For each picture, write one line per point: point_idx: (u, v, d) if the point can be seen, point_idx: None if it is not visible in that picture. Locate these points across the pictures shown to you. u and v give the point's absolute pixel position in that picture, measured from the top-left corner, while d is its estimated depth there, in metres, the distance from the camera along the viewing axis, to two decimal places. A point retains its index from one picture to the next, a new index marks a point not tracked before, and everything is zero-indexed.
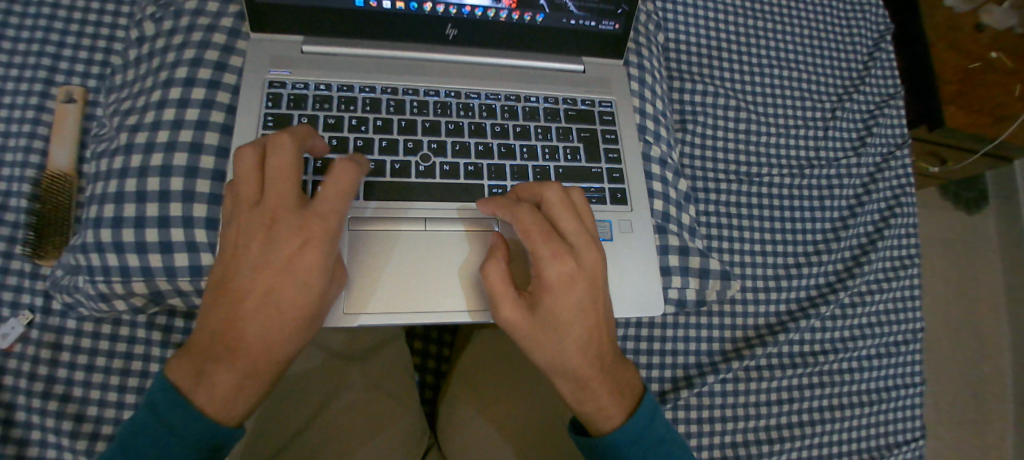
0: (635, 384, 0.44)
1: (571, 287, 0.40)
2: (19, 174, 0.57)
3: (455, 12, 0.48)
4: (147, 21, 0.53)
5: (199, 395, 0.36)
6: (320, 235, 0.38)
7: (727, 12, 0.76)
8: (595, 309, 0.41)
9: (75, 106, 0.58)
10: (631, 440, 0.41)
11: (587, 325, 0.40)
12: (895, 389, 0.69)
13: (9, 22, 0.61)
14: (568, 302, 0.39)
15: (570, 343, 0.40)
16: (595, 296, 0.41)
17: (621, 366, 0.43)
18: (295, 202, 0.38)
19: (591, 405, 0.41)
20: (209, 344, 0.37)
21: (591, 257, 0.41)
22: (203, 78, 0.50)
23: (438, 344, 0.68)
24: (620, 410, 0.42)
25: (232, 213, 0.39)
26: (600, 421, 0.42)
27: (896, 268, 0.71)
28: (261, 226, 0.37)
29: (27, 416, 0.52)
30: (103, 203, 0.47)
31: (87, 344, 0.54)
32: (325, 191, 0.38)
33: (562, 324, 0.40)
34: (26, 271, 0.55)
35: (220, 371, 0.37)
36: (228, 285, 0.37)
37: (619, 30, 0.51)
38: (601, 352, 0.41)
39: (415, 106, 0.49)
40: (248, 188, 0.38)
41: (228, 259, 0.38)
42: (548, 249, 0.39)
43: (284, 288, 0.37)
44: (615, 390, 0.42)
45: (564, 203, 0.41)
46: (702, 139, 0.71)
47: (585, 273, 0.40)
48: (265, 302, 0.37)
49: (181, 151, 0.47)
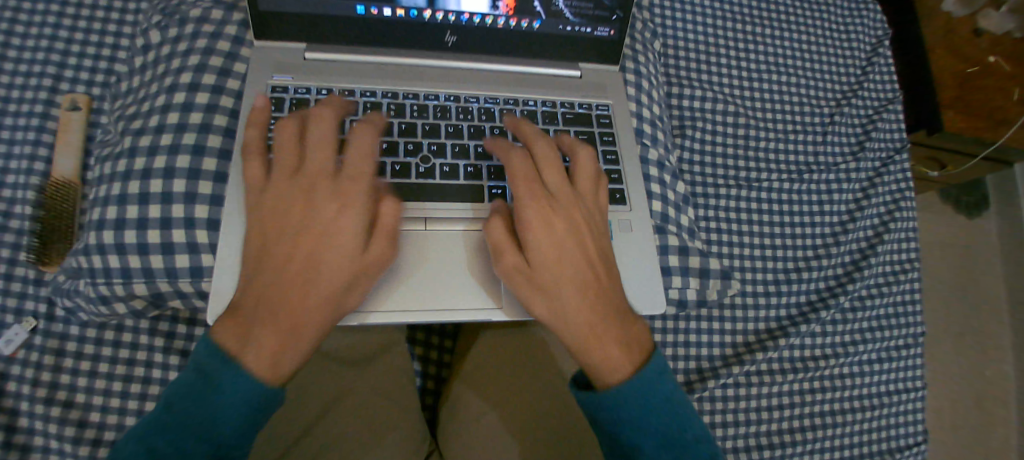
0: (642, 339, 0.42)
1: (556, 226, 0.42)
2: (24, 181, 0.58)
3: (454, 19, 0.49)
4: (151, 30, 0.54)
5: (246, 356, 0.35)
6: (355, 194, 0.40)
7: (724, 18, 0.77)
8: (583, 249, 0.42)
9: (79, 114, 0.59)
10: (641, 394, 0.38)
11: (576, 263, 0.42)
12: (897, 393, 0.69)
13: (16, 31, 0.62)
14: (554, 239, 0.41)
15: (562, 279, 0.41)
16: (581, 236, 0.43)
17: (625, 318, 0.42)
18: (331, 170, 0.41)
19: (596, 356, 0.40)
20: (251, 308, 0.37)
21: (573, 205, 0.44)
22: (206, 84, 0.51)
23: (439, 350, 0.68)
24: (627, 360, 0.40)
25: (264, 188, 0.41)
26: (606, 375, 0.40)
27: (896, 271, 0.72)
28: (299, 193, 0.40)
29: (30, 422, 0.52)
30: (106, 209, 0.47)
31: (89, 350, 0.54)
32: (360, 155, 0.41)
33: (551, 261, 0.41)
34: (30, 276, 0.56)
35: (269, 329, 0.36)
36: (267, 252, 0.39)
37: (615, 36, 0.52)
38: (598, 297, 0.41)
39: (415, 109, 0.50)
40: (286, 160, 0.41)
41: (264, 228, 0.39)
42: (532, 194, 0.42)
43: (322, 247, 0.39)
44: (618, 340, 0.40)
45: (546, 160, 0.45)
46: (701, 144, 0.71)
47: (567, 217, 0.43)
48: (305, 263, 0.39)
49: (183, 157, 0.48)
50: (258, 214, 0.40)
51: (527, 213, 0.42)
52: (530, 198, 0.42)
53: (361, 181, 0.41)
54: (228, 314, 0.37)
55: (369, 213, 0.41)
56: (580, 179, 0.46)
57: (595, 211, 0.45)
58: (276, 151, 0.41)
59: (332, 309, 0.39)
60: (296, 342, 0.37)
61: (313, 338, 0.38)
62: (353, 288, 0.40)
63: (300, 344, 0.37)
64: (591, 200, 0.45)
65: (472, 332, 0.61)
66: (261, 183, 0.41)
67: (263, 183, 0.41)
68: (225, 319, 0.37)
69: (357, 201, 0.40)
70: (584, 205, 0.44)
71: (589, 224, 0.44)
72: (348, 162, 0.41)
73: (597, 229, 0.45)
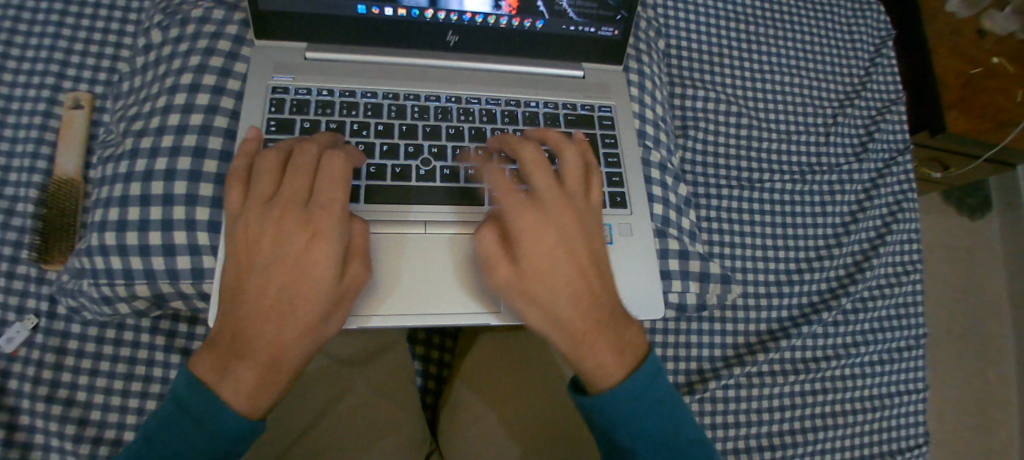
0: (639, 343, 0.40)
1: (542, 231, 0.40)
2: (26, 180, 0.58)
3: (455, 19, 0.49)
4: (154, 30, 0.54)
5: (221, 389, 0.36)
6: (328, 223, 0.39)
7: (727, 18, 0.76)
8: (573, 253, 0.40)
9: (81, 112, 0.59)
10: (630, 399, 0.38)
11: (567, 269, 0.40)
12: (898, 395, 0.69)
13: (18, 29, 0.62)
14: (541, 246, 0.39)
15: (551, 288, 0.39)
16: (570, 240, 0.40)
17: (620, 321, 0.40)
18: (306, 197, 0.39)
19: (587, 362, 0.39)
20: (227, 342, 0.37)
21: (561, 208, 0.41)
22: (207, 85, 0.51)
23: (440, 349, 0.68)
24: (620, 367, 0.39)
25: (240, 215, 0.40)
26: (599, 380, 0.39)
27: (899, 273, 0.71)
28: (271, 221, 0.39)
29: (31, 420, 0.52)
30: (108, 209, 0.47)
31: (91, 348, 0.54)
32: (333, 181, 0.40)
33: (539, 269, 0.39)
34: (31, 275, 0.56)
35: (243, 363, 0.36)
36: (242, 282, 0.38)
37: (618, 36, 0.52)
38: (591, 301, 0.40)
39: (416, 111, 0.49)
40: (263, 186, 0.40)
41: (240, 258, 0.39)
42: (516, 200, 0.40)
43: (295, 278, 0.38)
44: (612, 345, 0.39)
45: (532, 161, 0.43)
46: (704, 145, 0.71)
47: (553, 220, 0.41)
48: (278, 294, 0.38)
49: (184, 157, 0.48)
50: (234, 243, 0.39)
51: (513, 221, 0.40)
52: (515, 204, 0.40)
53: (332, 208, 0.39)
54: (205, 346, 0.37)
55: (343, 242, 0.39)
56: (570, 178, 0.44)
57: (586, 210, 0.43)
58: (253, 178, 0.40)
59: (309, 339, 0.38)
60: (274, 375, 0.37)
61: (291, 369, 0.38)
62: (331, 315, 0.39)
63: (278, 376, 0.37)
64: (582, 200, 0.43)
65: (474, 333, 0.61)
66: (239, 211, 0.40)
67: (239, 210, 0.40)
68: (203, 352, 0.37)
69: (328, 230, 0.38)
70: (574, 205, 0.42)
71: (580, 226, 0.42)
72: (322, 190, 0.39)
73: (589, 229, 0.42)
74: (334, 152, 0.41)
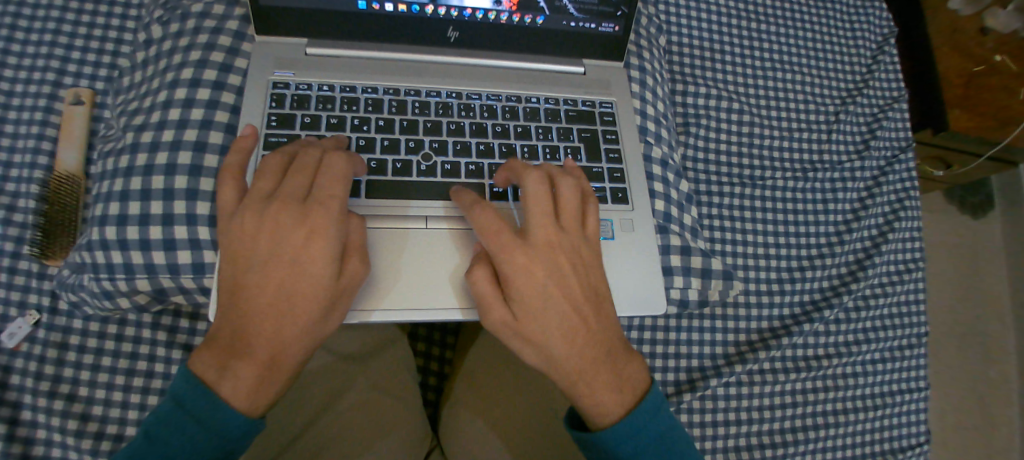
0: (637, 376, 0.42)
1: (537, 277, 0.39)
2: (27, 175, 0.58)
3: (456, 15, 0.49)
4: (154, 26, 0.54)
5: (222, 385, 0.36)
6: (326, 221, 0.39)
7: (729, 15, 0.76)
8: (569, 297, 0.40)
9: (82, 109, 0.59)
10: (631, 436, 0.39)
11: (564, 313, 0.40)
12: (900, 393, 0.69)
13: (19, 25, 0.62)
14: (538, 294, 0.39)
15: (548, 334, 0.39)
16: (567, 283, 0.40)
17: (618, 356, 0.41)
18: (304, 194, 0.40)
19: (586, 402, 0.40)
20: (227, 337, 0.37)
21: (558, 251, 0.41)
22: (207, 80, 0.51)
23: (441, 346, 0.68)
24: (617, 405, 0.40)
25: (237, 210, 0.39)
26: (597, 418, 0.41)
27: (900, 271, 0.71)
28: (269, 217, 0.38)
29: (32, 415, 0.53)
30: (108, 204, 0.47)
31: (92, 344, 0.54)
32: (333, 179, 0.40)
33: (536, 315, 0.39)
34: (33, 270, 0.56)
35: (244, 360, 0.36)
36: (240, 278, 0.38)
37: (619, 32, 0.52)
38: (589, 343, 0.40)
39: (417, 106, 0.49)
40: (262, 184, 0.40)
41: (237, 253, 0.38)
42: (511, 247, 0.39)
43: (294, 274, 0.38)
44: (612, 386, 0.40)
45: (531, 201, 0.41)
46: (705, 142, 0.71)
47: (548, 264, 0.40)
48: (276, 290, 0.37)
49: (185, 153, 0.48)
50: (231, 241, 0.38)
51: (505, 269, 0.39)
52: (508, 250, 0.39)
53: (330, 205, 0.39)
54: (205, 343, 0.37)
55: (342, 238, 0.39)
56: (569, 215, 0.43)
57: (583, 243, 0.43)
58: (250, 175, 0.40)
59: (308, 335, 0.38)
60: (274, 370, 0.37)
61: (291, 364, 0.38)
62: (330, 311, 0.39)
63: (277, 371, 0.37)
64: (577, 234, 0.43)
65: (476, 329, 0.61)
66: (234, 207, 0.40)
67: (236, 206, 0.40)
68: (203, 348, 0.37)
69: (327, 226, 0.39)
70: (569, 243, 0.42)
71: (575, 266, 0.41)
72: (321, 189, 0.40)
73: (586, 265, 0.42)
74: (333, 153, 0.42)
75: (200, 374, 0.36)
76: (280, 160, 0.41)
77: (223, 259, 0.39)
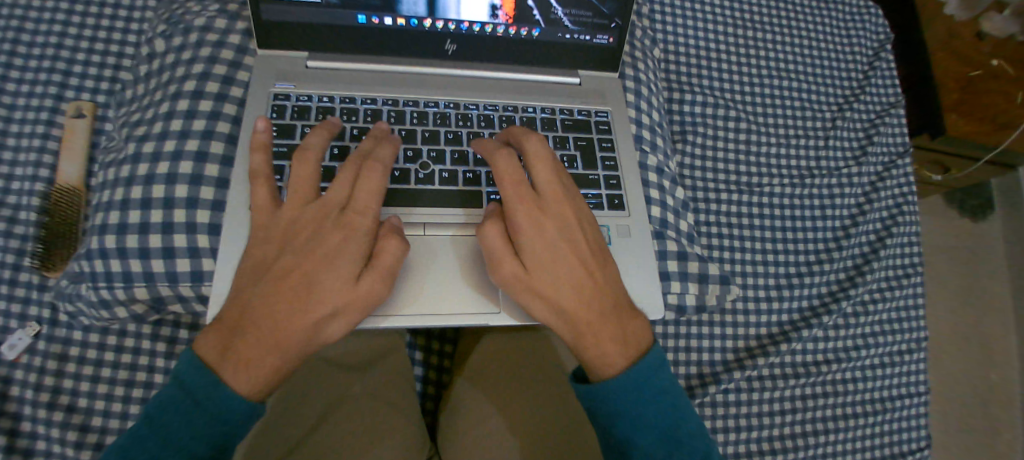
0: (642, 333, 0.42)
1: (545, 230, 0.41)
2: (29, 187, 0.58)
3: (453, 28, 0.49)
4: (155, 38, 0.54)
5: (224, 368, 0.36)
6: (360, 227, 0.41)
7: (725, 23, 0.77)
8: (576, 251, 0.42)
9: (84, 121, 0.60)
10: (633, 386, 0.39)
11: (571, 264, 0.41)
12: (899, 399, 0.69)
13: (22, 39, 0.63)
14: (543, 240, 0.41)
15: (555, 283, 0.40)
16: (572, 236, 0.42)
17: (623, 312, 0.42)
18: (342, 203, 0.42)
19: (590, 352, 0.40)
20: (237, 324, 0.38)
21: (564, 203, 0.43)
22: (208, 92, 0.51)
23: (440, 354, 0.67)
24: (620, 356, 0.40)
25: (274, 206, 0.41)
26: (601, 368, 0.40)
27: (899, 277, 0.71)
28: (307, 221, 0.41)
29: (33, 426, 0.53)
30: (108, 215, 0.48)
31: (92, 355, 0.55)
32: (370, 194, 0.42)
33: (544, 264, 0.40)
34: (35, 281, 0.56)
35: (248, 343, 0.37)
36: (267, 272, 0.39)
37: (614, 44, 0.52)
38: (594, 296, 0.41)
39: (415, 116, 0.50)
40: (302, 186, 0.41)
41: (268, 248, 0.40)
42: (519, 195, 0.41)
43: (316, 276, 0.39)
44: (615, 335, 0.40)
45: (534, 158, 0.43)
46: (702, 150, 0.71)
47: (557, 219, 0.42)
48: (296, 288, 0.39)
49: (185, 164, 0.48)
50: (266, 236, 0.40)
51: (516, 221, 0.41)
52: (519, 202, 0.41)
53: (364, 218, 0.41)
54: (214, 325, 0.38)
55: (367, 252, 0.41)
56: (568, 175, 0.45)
57: (589, 211, 0.45)
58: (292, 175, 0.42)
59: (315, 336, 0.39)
60: (273, 365, 0.38)
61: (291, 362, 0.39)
62: (336, 318, 0.39)
63: (276, 367, 0.38)
64: (583, 201, 0.45)
65: (475, 335, 0.62)
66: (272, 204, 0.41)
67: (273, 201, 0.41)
68: (212, 329, 0.38)
69: (358, 238, 0.41)
70: (577, 207, 0.44)
71: (582, 226, 0.43)
72: (360, 200, 0.42)
73: (592, 229, 0.44)
74: (370, 163, 0.43)
75: (203, 355, 0.37)
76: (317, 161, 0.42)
77: (252, 249, 0.40)
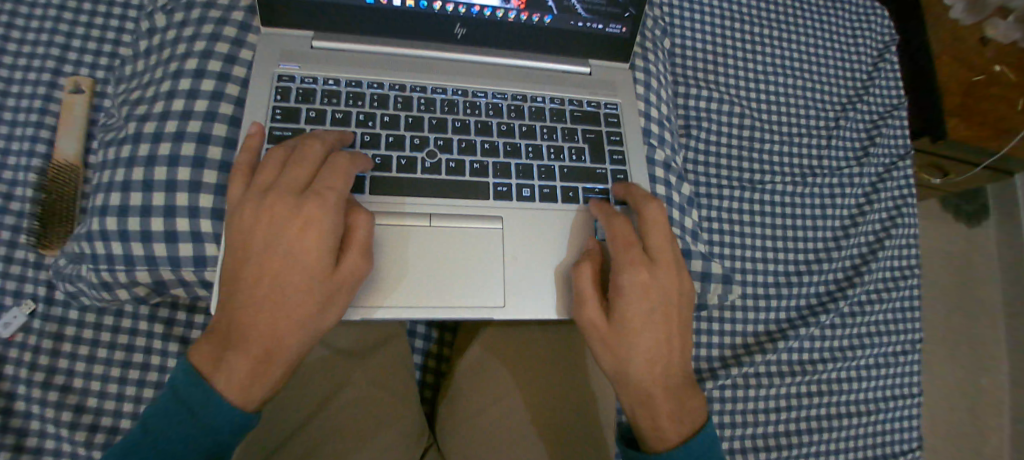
0: (698, 412, 0.44)
1: (646, 297, 0.43)
2: (25, 163, 0.57)
3: (463, 12, 0.49)
4: (158, 15, 0.53)
5: (216, 377, 0.37)
6: (319, 212, 0.38)
7: (733, 19, 0.76)
8: (666, 320, 0.43)
9: (82, 97, 0.59)
10: None
11: (657, 330, 0.43)
12: (893, 399, 0.69)
13: (19, 11, 0.61)
14: (640, 308, 0.42)
15: (635, 348, 0.42)
16: (666, 308, 0.43)
17: (686, 391, 0.44)
18: (301, 188, 0.40)
19: (647, 423, 0.43)
20: (224, 331, 0.38)
21: (666, 271, 0.44)
22: (212, 72, 0.50)
23: (440, 344, 0.67)
24: (677, 434, 0.43)
25: (241, 201, 0.40)
26: (655, 441, 0.43)
27: (896, 278, 0.72)
28: (265, 209, 0.39)
29: (26, 405, 0.52)
30: (109, 194, 0.47)
31: (88, 335, 0.54)
32: (335, 175, 0.40)
33: (631, 330, 0.42)
34: (29, 259, 0.55)
35: (236, 352, 0.37)
36: (238, 272, 0.38)
37: (626, 33, 0.52)
38: (668, 369, 0.43)
39: (422, 103, 0.49)
40: (264, 177, 0.40)
41: (235, 247, 0.39)
42: (630, 259, 0.43)
43: (286, 269, 0.38)
44: (676, 413, 0.43)
45: (648, 224, 0.45)
46: (706, 145, 0.71)
47: (659, 286, 0.43)
48: (269, 285, 0.38)
49: (188, 144, 0.47)
50: (232, 235, 0.39)
51: (621, 277, 0.43)
52: (630, 264, 0.43)
53: (324, 200, 0.39)
54: (204, 334, 0.38)
55: (335, 235, 0.39)
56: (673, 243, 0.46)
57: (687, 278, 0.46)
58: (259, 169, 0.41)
59: (302, 331, 0.38)
60: (266, 367, 0.38)
61: (286, 360, 0.38)
62: (320, 312, 0.39)
63: (270, 369, 0.38)
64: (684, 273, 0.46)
65: (475, 327, 0.60)
66: (240, 199, 0.41)
67: (241, 197, 0.40)
68: (203, 340, 0.38)
69: (320, 221, 0.38)
70: (679, 274, 0.45)
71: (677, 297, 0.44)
72: (320, 183, 0.39)
73: (684, 296, 0.45)
74: (341, 154, 0.42)
75: (196, 365, 0.37)
76: (286, 155, 0.41)
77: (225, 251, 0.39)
